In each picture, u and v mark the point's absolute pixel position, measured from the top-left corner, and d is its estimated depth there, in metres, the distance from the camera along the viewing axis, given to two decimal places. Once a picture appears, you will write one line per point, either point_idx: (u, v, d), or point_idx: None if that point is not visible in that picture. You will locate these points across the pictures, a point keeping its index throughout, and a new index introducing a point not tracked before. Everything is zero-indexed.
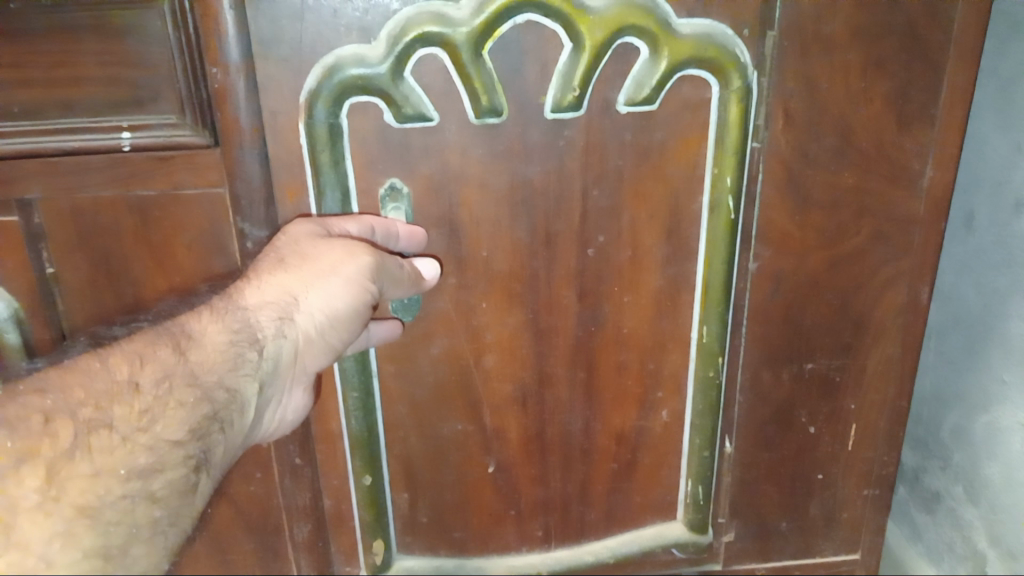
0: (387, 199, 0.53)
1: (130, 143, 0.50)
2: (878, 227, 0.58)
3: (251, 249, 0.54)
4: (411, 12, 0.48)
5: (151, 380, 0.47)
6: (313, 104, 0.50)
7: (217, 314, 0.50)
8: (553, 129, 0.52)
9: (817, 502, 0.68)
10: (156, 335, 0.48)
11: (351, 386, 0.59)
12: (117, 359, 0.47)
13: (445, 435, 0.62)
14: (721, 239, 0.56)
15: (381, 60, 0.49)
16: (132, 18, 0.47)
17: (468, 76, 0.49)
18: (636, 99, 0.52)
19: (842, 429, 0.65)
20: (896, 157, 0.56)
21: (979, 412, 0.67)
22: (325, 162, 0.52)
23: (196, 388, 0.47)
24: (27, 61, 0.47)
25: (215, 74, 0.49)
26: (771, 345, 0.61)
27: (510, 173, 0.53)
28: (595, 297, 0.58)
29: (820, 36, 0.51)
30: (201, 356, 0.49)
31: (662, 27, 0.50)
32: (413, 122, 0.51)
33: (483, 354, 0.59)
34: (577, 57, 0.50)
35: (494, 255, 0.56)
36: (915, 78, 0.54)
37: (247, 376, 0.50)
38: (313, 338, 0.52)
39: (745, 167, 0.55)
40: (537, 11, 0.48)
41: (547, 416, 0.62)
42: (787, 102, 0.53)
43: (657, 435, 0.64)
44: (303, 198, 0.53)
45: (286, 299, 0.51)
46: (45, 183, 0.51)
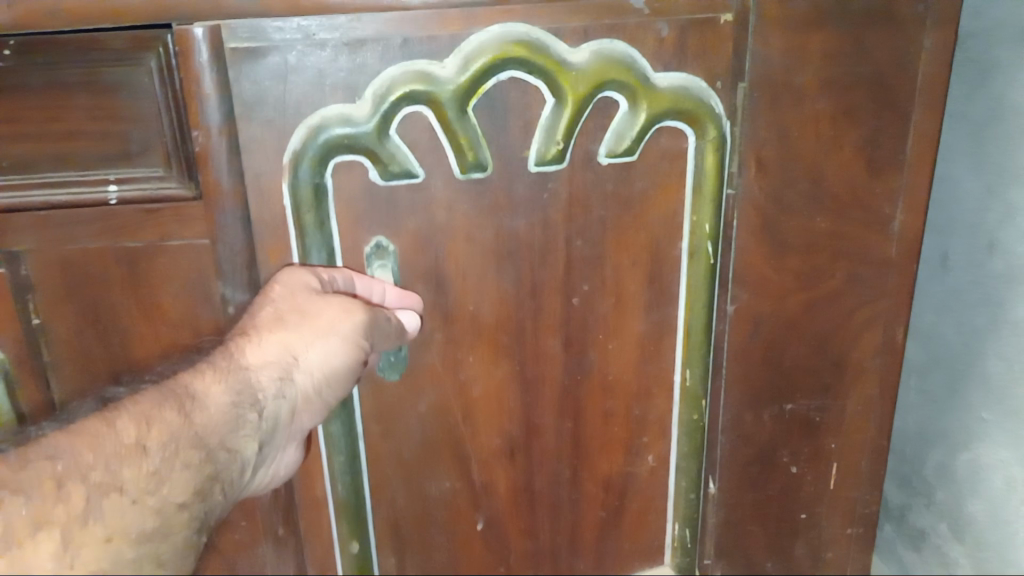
0: (372, 257, 0.54)
1: (118, 196, 0.51)
2: (852, 269, 0.59)
3: (233, 313, 0.55)
4: (397, 72, 0.49)
5: (158, 443, 0.46)
6: (298, 164, 0.51)
7: (221, 373, 0.50)
8: (537, 182, 0.54)
9: (802, 543, 0.69)
10: (162, 397, 0.48)
11: (338, 450, 0.58)
12: (122, 420, 0.46)
13: (431, 494, 0.63)
14: (700, 284, 0.58)
15: (367, 118, 0.50)
16: (122, 76, 0.48)
17: (453, 132, 0.51)
18: (617, 151, 0.53)
19: (825, 468, 0.66)
20: (868, 204, 0.57)
21: (961, 449, 0.68)
22: (310, 222, 0.52)
23: (201, 451, 0.48)
24: (17, 116, 0.48)
25: (197, 136, 0.50)
26: (752, 387, 0.62)
27: (494, 226, 0.54)
28: (580, 346, 0.59)
29: (791, 88, 0.53)
30: (205, 418, 0.48)
31: (642, 82, 0.51)
32: (399, 179, 0.52)
33: (470, 407, 0.60)
34: (560, 111, 0.51)
35: (482, 307, 0.57)
36: (884, 125, 0.55)
37: (248, 436, 0.50)
38: (311, 397, 0.53)
39: (722, 213, 0.56)
40: (520, 67, 0.50)
41: (535, 467, 0.63)
42: (759, 150, 0.55)
43: (643, 480, 0.65)
44: (287, 258, 0.54)
45: (286, 358, 0.52)
46: (33, 235, 0.52)
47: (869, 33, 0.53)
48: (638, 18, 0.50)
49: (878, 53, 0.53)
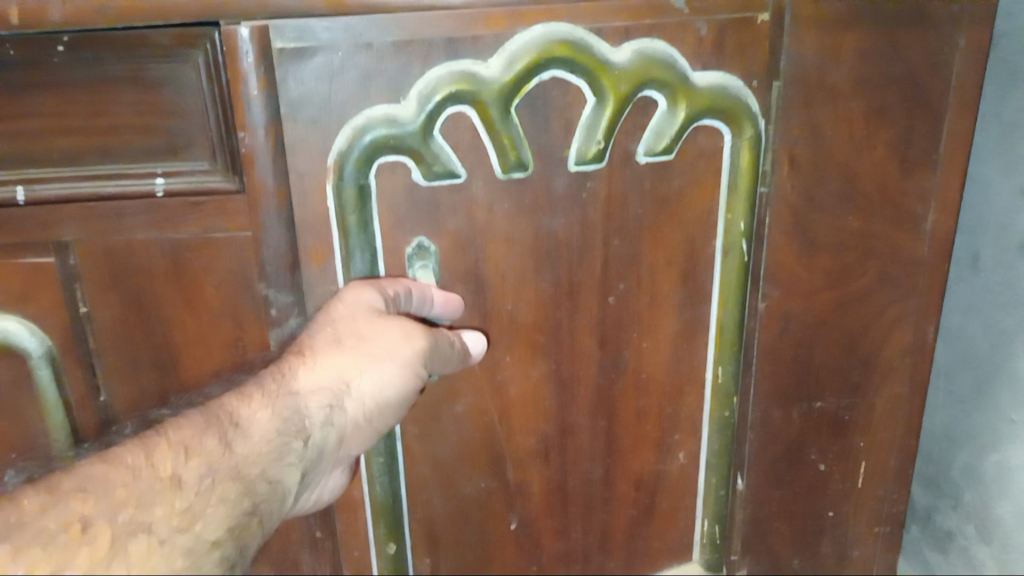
0: (414, 257, 0.56)
1: (164, 188, 0.52)
2: (883, 268, 0.60)
3: (276, 315, 0.57)
4: (441, 73, 0.50)
5: (194, 476, 0.42)
6: (341, 164, 0.52)
7: (266, 400, 0.48)
8: (576, 182, 0.54)
9: (828, 541, 0.69)
10: (202, 424, 0.45)
11: (378, 451, 0.59)
12: (159, 453, 0.43)
13: (467, 495, 0.63)
14: (733, 283, 0.58)
15: (412, 119, 0.51)
16: (169, 71, 0.49)
17: (496, 131, 0.52)
18: (655, 149, 0.54)
19: (852, 467, 0.66)
20: (899, 202, 0.58)
21: (989, 451, 0.68)
22: (353, 223, 0.54)
23: (245, 480, 0.44)
24: (68, 110, 0.50)
25: (242, 137, 0.51)
26: (782, 384, 0.62)
27: (533, 226, 0.55)
28: (615, 345, 0.60)
29: (823, 86, 0.54)
30: (248, 447, 0.45)
31: (681, 81, 0.52)
32: (441, 180, 0.53)
33: (507, 409, 0.61)
34: (601, 111, 0.52)
35: (519, 308, 0.58)
36: (917, 125, 0.56)
37: (293, 467, 0.47)
38: (360, 424, 0.52)
39: (755, 211, 0.57)
40: (563, 67, 0.51)
41: (568, 467, 0.64)
42: (792, 149, 0.55)
43: (674, 478, 0.66)
44: (329, 262, 0.56)
45: (337, 383, 0.51)
46: (81, 226, 0.53)
47: (903, 33, 0.53)
48: (678, 17, 0.51)
49: (912, 54, 0.54)
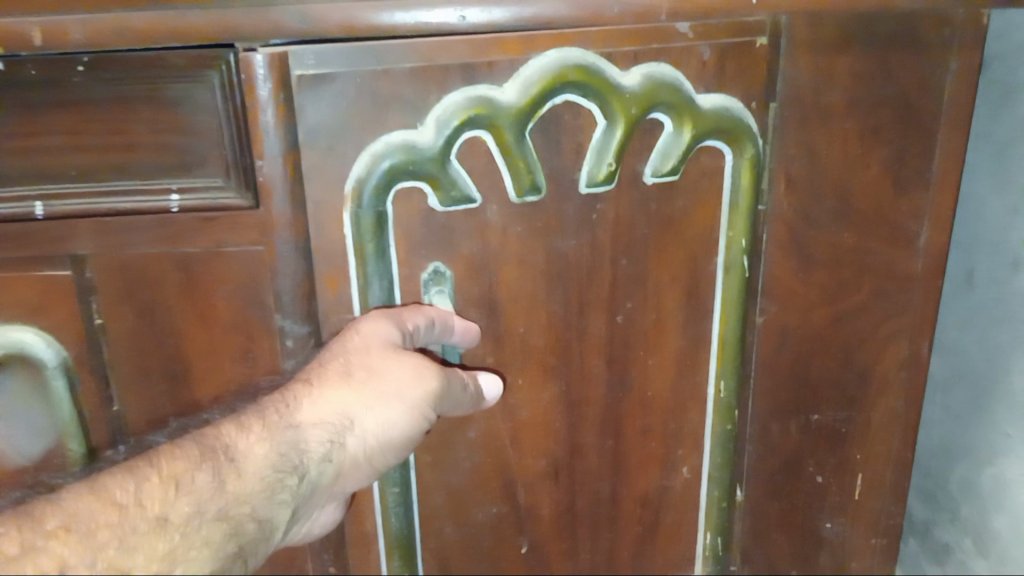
0: (430, 283, 0.57)
1: (178, 204, 0.54)
2: (878, 284, 0.61)
3: (289, 347, 0.59)
4: (458, 98, 0.51)
5: (181, 516, 0.43)
6: (359, 191, 0.54)
7: (265, 434, 0.49)
8: (587, 204, 0.56)
9: (826, 552, 0.70)
10: (198, 456, 0.46)
11: (392, 482, 0.61)
12: (150, 485, 0.44)
13: (478, 521, 0.65)
14: (734, 298, 0.60)
15: (430, 144, 0.52)
16: (185, 92, 0.51)
17: (511, 155, 0.53)
18: (662, 170, 0.55)
19: (849, 479, 0.67)
20: (893, 220, 0.59)
21: (986, 465, 0.70)
22: (371, 250, 0.55)
23: (233, 520, 0.45)
24: (86, 128, 0.52)
25: (261, 165, 0.53)
26: (780, 398, 0.64)
27: (544, 248, 0.57)
28: (623, 364, 0.61)
29: (819, 107, 0.55)
30: (242, 483, 0.46)
31: (687, 103, 0.53)
32: (458, 205, 0.55)
33: (518, 432, 0.62)
34: (611, 133, 0.54)
35: (530, 331, 0.59)
36: (910, 144, 0.57)
37: (285, 504, 0.48)
38: (359, 461, 0.53)
39: (755, 228, 0.58)
40: (576, 91, 0.52)
41: (577, 488, 0.65)
42: (788, 168, 0.57)
43: (678, 494, 0.67)
44: (344, 290, 0.57)
45: (339, 418, 0.52)
46: (97, 240, 0.55)
47: (894, 55, 0.55)
48: (683, 42, 0.52)
49: (904, 75, 0.55)
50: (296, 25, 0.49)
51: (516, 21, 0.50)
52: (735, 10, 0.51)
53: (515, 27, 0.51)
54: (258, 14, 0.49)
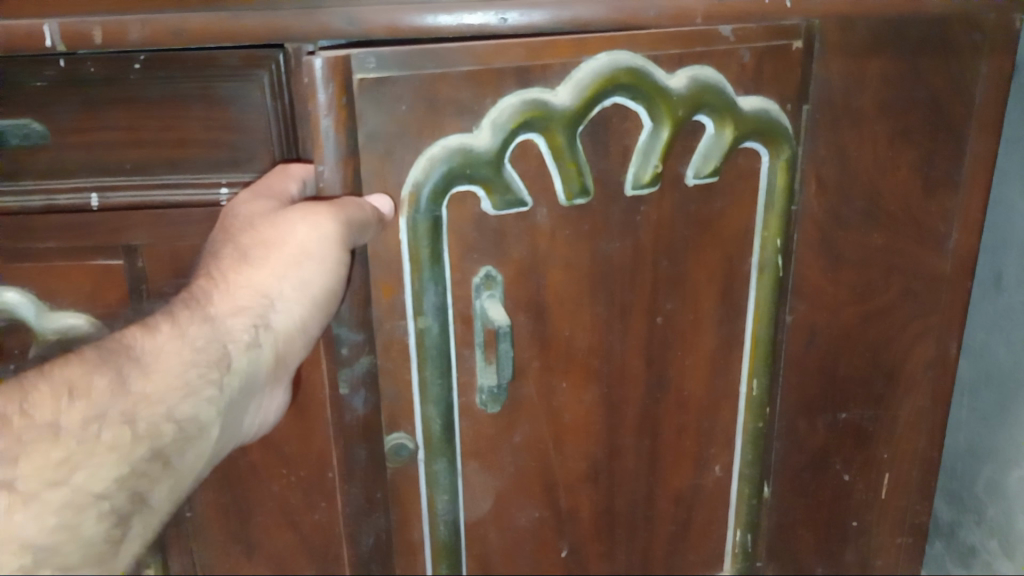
0: (482, 287, 0.55)
1: (227, 198, 0.56)
2: (906, 284, 0.62)
3: (344, 355, 0.56)
4: (514, 101, 0.50)
5: (80, 421, 0.49)
6: (415, 195, 0.51)
7: (175, 331, 0.53)
8: (631, 207, 0.56)
9: (852, 550, 0.71)
10: (98, 360, 0.51)
11: (441, 489, 0.60)
12: (40, 395, 0.49)
13: (521, 525, 0.64)
14: (767, 295, 0.60)
15: (488, 148, 0.51)
16: (235, 90, 0.54)
17: (563, 159, 0.52)
18: (704, 172, 0.56)
19: (876, 477, 0.68)
20: (923, 221, 0.60)
21: (1014, 468, 0.70)
22: (426, 255, 0.53)
23: (144, 425, 0.51)
24: (141, 124, 0.55)
25: (321, 171, 0.51)
26: (808, 394, 0.65)
27: (590, 250, 0.56)
28: (661, 366, 0.61)
29: (850, 109, 0.56)
30: (155, 375, 0.52)
31: (729, 106, 0.53)
32: (510, 209, 0.53)
33: (561, 436, 0.62)
34: (657, 135, 0.53)
35: (575, 334, 0.59)
36: (939, 147, 0.58)
37: (208, 398, 0.54)
38: (293, 335, 0.56)
39: (789, 225, 0.59)
40: (626, 94, 0.51)
41: (614, 489, 0.65)
42: (819, 169, 0.58)
43: (710, 492, 0.67)
44: (399, 297, 0.55)
45: (256, 302, 0.55)
46: (148, 232, 0.57)
47: (926, 61, 0.56)
48: (726, 45, 0.52)
49: (935, 78, 0.56)
50: (344, 27, 0.50)
51: (555, 23, 0.51)
52: (769, 14, 0.53)
53: (553, 30, 0.51)
54: (307, 16, 0.50)
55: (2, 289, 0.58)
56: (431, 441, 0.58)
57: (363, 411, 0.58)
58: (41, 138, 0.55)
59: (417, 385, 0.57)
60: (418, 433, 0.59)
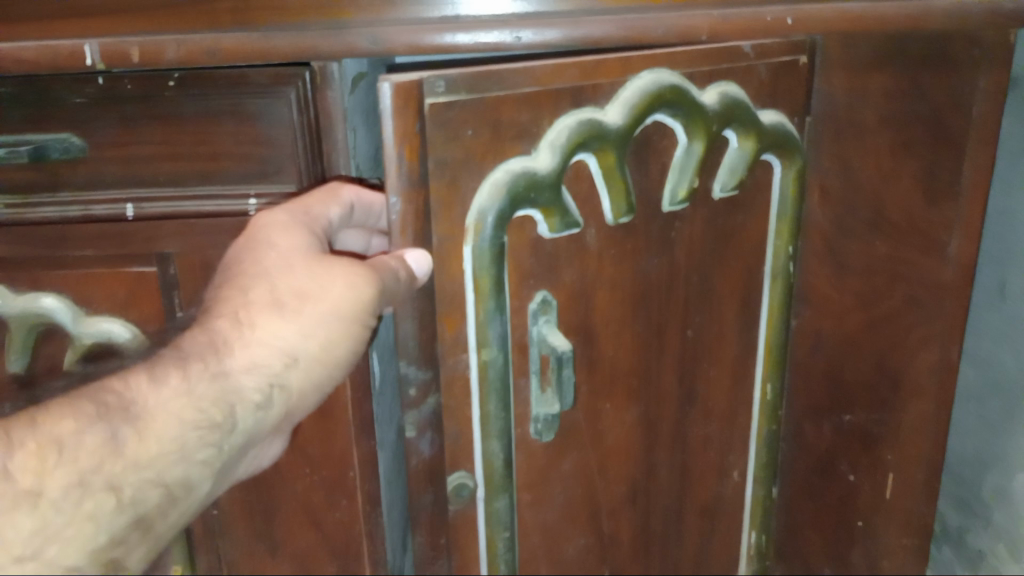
0: (538, 313, 0.55)
1: (256, 208, 0.59)
2: (911, 291, 0.63)
3: (412, 395, 0.55)
4: (570, 121, 0.50)
5: (61, 488, 0.46)
6: (481, 222, 0.51)
7: (183, 386, 0.50)
8: (667, 222, 0.57)
9: (859, 551, 0.72)
10: (93, 416, 0.47)
11: (501, 527, 0.59)
12: (25, 455, 0.46)
13: (569, 557, 0.64)
14: (777, 305, 0.64)
15: (549, 170, 0.51)
16: (265, 106, 0.56)
17: (615, 178, 0.53)
18: (729, 185, 0.58)
19: (882, 479, 0.69)
20: (926, 229, 0.61)
21: (1016, 472, 0.74)
22: (490, 283, 0.52)
23: (128, 493, 0.48)
24: (175, 138, 0.57)
25: (393, 203, 0.49)
26: (815, 398, 0.67)
27: (631, 270, 0.57)
28: (691, 378, 0.63)
29: (852, 122, 0.59)
30: (150, 435, 0.49)
31: (753, 121, 0.56)
32: (566, 231, 0.53)
33: (604, 460, 0.62)
34: (692, 150, 0.55)
35: (618, 354, 0.59)
36: (941, 159, 0.59)
37: (205, 459, 0.51)
38: (305, 390, 0.55)
39: (798, 233, 0.62)
40: (667, 111, 0.53)
41: (650, 508, 0.66)
42: (823, 180, 0.61)
43: (732, 497, 0.70)
44: (462, 330, 0.54)
45: (273, 359, 0.53)
46: (182, 241, 0.60)
47: (926, 76, 0.57)
48: (747, 61, 0.55)
49: (936, 92, 0.58)
50: (368, 47, 0.53)
51: (567, 40, 0.53)
52: (777, 31, 0.55)
53: (565, 46, 0.53)
54: (335, 36, 0.53)
55: (40, 296, 0.62)
56: (491, 479, 0.57)
57: (428, 453, 0.57)
58: (81, 152, 0.58)
59: (478, 420, 0.56)
60: (477, 471, 0.57)
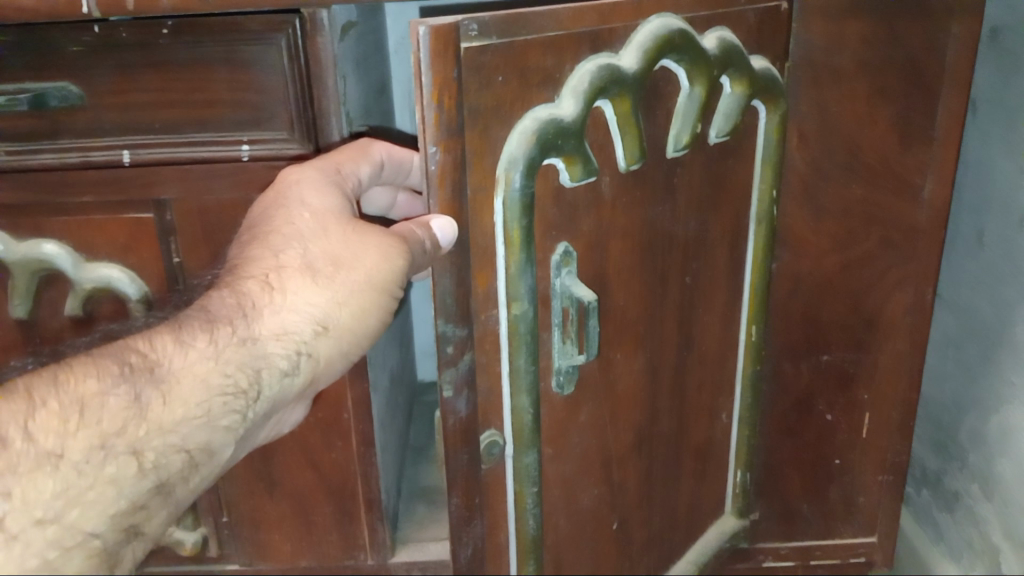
0: (560, 265, 0.53)
1: (249, 153, 0.61)
2: (885, 234, 0.66)
3: (450, 355, 0.52)
4: (591, 67, 0.49)
5: (82, 451, 0.40)
6: (512, 173, 0.48)
7: (210, 349, 0.47)
8: (670, 169, 0.56)
9: (835, 487, 0.75)
10: (116, 375, 0.43)
11: (529, 483, 0.58)
12: (47, 415, 0.41)
13: (585, 507, 0.63)
14: (761, 246, 0.65)
15: (575, 117, 0.49)
16: (257, 52, 0.58)
17: (629, 124, 0.51)
18: (724, 130, 0.58)
19: (857, 418, 0.72)
20: (900, 173, 0.64)
21: (992, 413, 0.76)
22: (519, 234, 0.50)
23: (151, 459, 0.42)
24: (170, 85, 0.59)
25: (433, 153, 0.46)
26: (793, 339, 0.69)
27: (642, 216, 0.56)
28: (689, 325, 0.63)
29: (831, 67, 0.60)
30: (177, 396, 0.44)
31: (746, 65, 0.56)
32: (586, 181, 0.52)
33: (615, 406, 0.61)
34: (693, 94, 0.54)
35: (629, 303, 0.58)
36: (914, 103, 0.61)
37: (230, 425, 0.46)
38: (332, 359, 0.52)
39: (781, 175, 0.63)
40: (674, 56, 0.52)
41: (652, 453, 0.65)
42: (801, 125, 0.62)
43: (720, 439, 0.71)
44: (494, 285, 0.52)
45: (302, 326, 0.51)
46: (178, 187, 0.62)
47: (901, 22, 0.59)
48: (739, 7, 0.55)
49: (911, 38, 0.59)
50: None
51: None
52: None
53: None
54: None
55: (42, 242, 0.63)
56: (521, 435, 0.56)
57: (465, 411, 0.55)
58: (78, 99, 0.59)
59: (508, 376, 0.55)
60: (507, 427, 0.56)
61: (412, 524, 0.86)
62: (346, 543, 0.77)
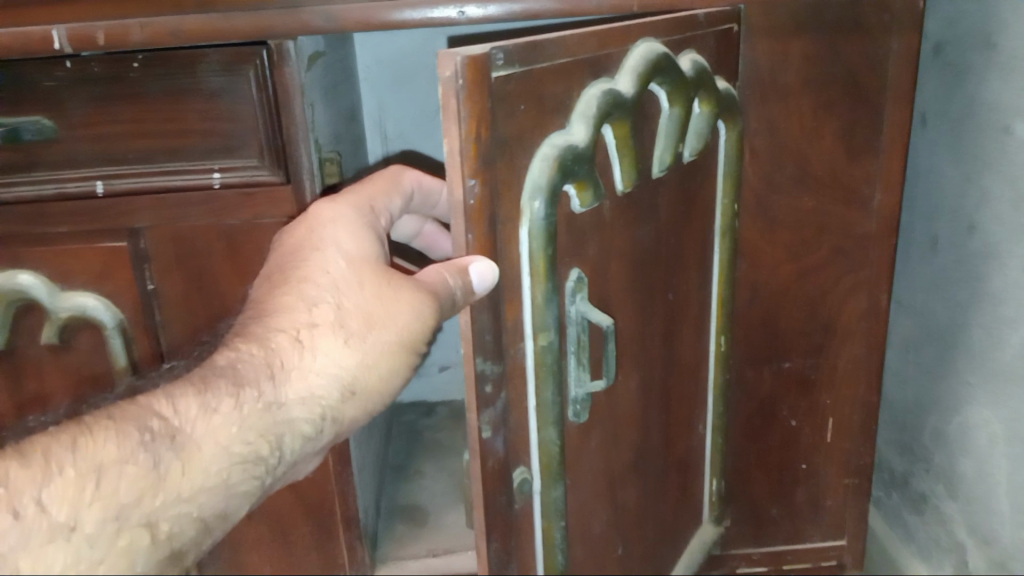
0: (574, 292, 0.54)
1: (221, 181, 0.63)
2: (838, 243, 0.68)
3: (489, 392, 0.52)
4: (597, 92, 0.50)
5: (97, 523, 0.37)
6: (534, 201, 0.49)
7: (235, 414, 0.45)
8: (654, 189, 0.58)
9: (803, 490, 0.78)
10: (138, 441, 0.41)
11: (557, 516, 0.59)
12: (61, 484, 0.37)
13: (595, 532, 0.64)
14: (724, 256, 0.67)
15: (587, 142, 0.50)
16: (226, 83, 0.60)
17: (626, 147, 0.54)
18: (694, 149, 0.60)
19: (820, 422, 0.75)
20: (848, 184, 0.66)
21: (953, 413, 0.79)
22: (543, 262, 0.51)
23: (168, 527, 0.40)
24: (143, 117, 0.61)
25: (472, 185, 0.46)
26: (752, 346, 0.72)
27: (632, 238, 0.58)
28: (670, 340, 0.65)
29: (778, 86, 0.63)
30: (196, 466, 0.42)
31: (712, 86, 0.59)
32: (594, 205, 0.53)
33: (618, 428, 0.62)
34: (671, 115, 0.57)
35: (623, 325, 0.59)
36: (861, 117, 0.64)
37: (246, 491, 0.45)
38: (354, 420, 0.52)
39: (739, 186, 0.66)
40: (662, 80, 0.55)
41: (643, 470, 0.67)
42: (752, 140, 0.65)
43: (697, 449, 0.73)
44: (520, 315, 0.53)
45: (327, 389, 0.50)
46: (153, 214, 0.64)
47: (843, 41, 0.62)
48: (701, 30, 0.58)
49: (853, 54, 0.62)
50: (322, 24, 0.57)
51: (508, 15, 0.57)
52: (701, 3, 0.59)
53: (508, 21, 0.57)
54: (288, 14, 0.57)
55: (18, 273, 0.64)
56: (548, 467, 0.57)
57: (501, 450, 0.55)
58: (53, 132, 0.61)
59: (534, 409, 0.55)
60: (534, 461, 0.57)
61: (392, 542, 0.87)
62: (325, 563, 0.78)
